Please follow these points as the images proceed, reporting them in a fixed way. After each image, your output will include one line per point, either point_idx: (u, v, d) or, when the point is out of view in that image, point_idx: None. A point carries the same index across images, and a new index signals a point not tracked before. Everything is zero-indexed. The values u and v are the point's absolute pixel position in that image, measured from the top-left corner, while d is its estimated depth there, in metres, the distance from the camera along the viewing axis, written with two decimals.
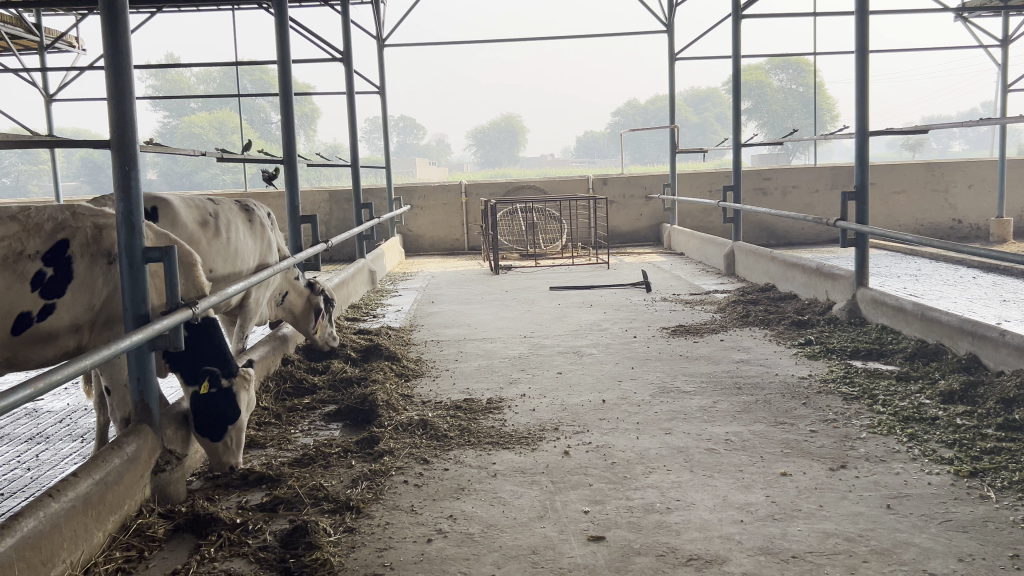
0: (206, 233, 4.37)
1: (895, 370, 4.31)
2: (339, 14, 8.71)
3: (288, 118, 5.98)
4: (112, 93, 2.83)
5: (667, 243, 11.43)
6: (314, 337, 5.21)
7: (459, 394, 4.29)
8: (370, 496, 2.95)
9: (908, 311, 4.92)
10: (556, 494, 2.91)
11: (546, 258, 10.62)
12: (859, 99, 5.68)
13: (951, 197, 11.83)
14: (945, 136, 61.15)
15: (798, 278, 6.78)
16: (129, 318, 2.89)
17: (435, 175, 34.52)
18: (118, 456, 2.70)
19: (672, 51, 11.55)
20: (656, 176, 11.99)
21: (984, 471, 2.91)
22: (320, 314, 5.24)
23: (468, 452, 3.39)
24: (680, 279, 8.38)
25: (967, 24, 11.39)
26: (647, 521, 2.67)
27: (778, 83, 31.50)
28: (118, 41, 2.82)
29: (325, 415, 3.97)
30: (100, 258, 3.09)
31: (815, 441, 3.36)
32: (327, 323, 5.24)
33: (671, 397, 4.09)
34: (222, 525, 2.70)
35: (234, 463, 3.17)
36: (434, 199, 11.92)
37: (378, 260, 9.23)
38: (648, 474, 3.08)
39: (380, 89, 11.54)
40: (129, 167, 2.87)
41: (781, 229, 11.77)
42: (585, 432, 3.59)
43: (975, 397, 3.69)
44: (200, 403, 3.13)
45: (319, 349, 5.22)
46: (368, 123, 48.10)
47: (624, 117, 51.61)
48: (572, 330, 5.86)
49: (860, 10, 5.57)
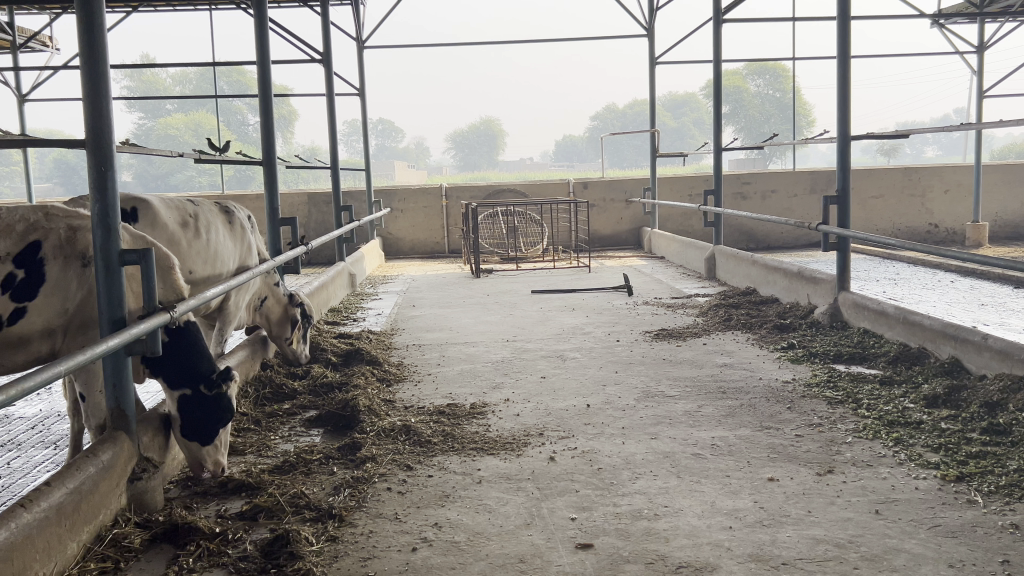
0: (186, 234, 4.29)
1: (878, 373, 4.32)
2: (319, 15, 8.63)
3: (268, 120, 5.90)
4: (87, 91, 2.76)
5: (647, 246, 11.44)
6: (286, 349, 5.06)
7: (442, 399, 4.23)
8: (353, 503, 2.89)
9: (890, 315, 4.93)
10: (542, 501, 2.88)
11: (526, 262, 10.59)
12: (841, 103, 5.70)
13: (928, 202, 11.94)
14: (919, 142, 61.94)
15: (779, 282, 6.79)
16: (104, 322, 2.82)
17: (414, 178, 34.40)
18: (93, 464, 2.63)
19: (652, 54, 11.58)
20: (636, 180, 12.00)
21: (970, 476, 2.91)
22: (296, 326, 5.09)
23: (452, 457, 3.35)
24: (661, 283, 8.38)
25: (943, 31, 11.52)
26: (636, 528, 2.63)
27: (756, 88, 31.72)
28: (95, 38, 2.75)
29: (306, 420, 3.91)
30: (75, 259, 3.00)
31: (801, 445, 3.35)
32: (301, 337, 5.10)
33: (656, 401, 4.07)
34: (201, 535, 2.64)
35: (220, 462, 3.16)
36: (414, 202, 11.86)
37: (358, 263, 9.16)
38: (634, 480, 3.05)
39: (359, 91, 11.47)
40: (104, 166, 2.80)
41: (760, 233, 11.84)
42: (570, 437, 3.56)
43: (959, 401, 3.70)
44: (189, 407, 3.11)
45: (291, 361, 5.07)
46: (346, 126, 47.93)
47: (602, 121, 51.80)
48: (554, 334, 5.83)
49: (842, 14, 5.59)
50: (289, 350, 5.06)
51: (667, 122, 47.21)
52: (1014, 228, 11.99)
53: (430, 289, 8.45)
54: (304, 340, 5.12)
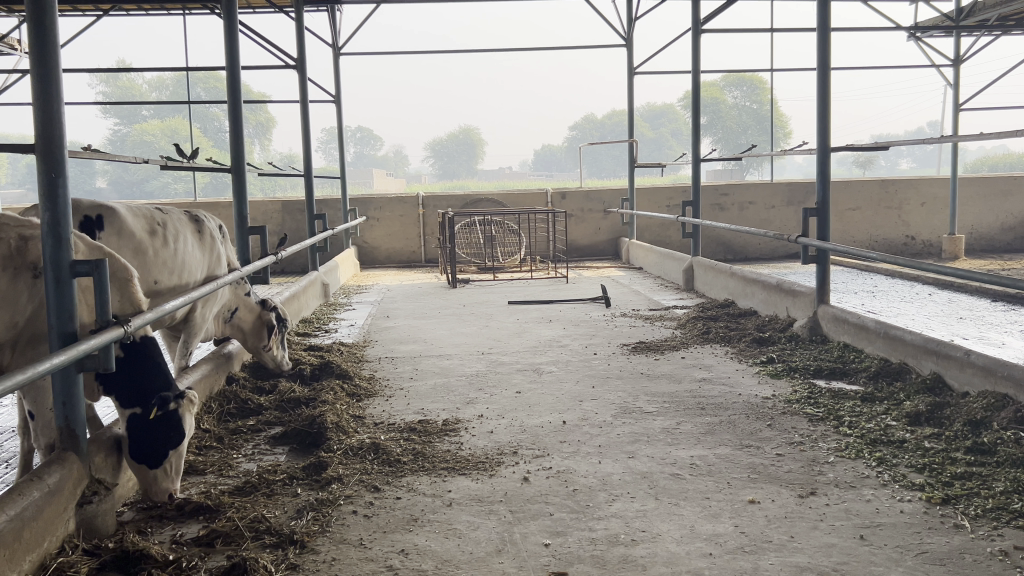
0: (154, 242, 4.14)
1: (859, 390, 4.24)
2: (293, 21, 8.48)
3: (236, 127, 5.73)
4: (37, 95, 2.61)
5: (625, 256, 11.38)
6: (266, 356, 4.93)
7: (414, 414, 4.10)
8: (316, 528, 2.76)
9: (871, 329, 4.86)
10: (515, 525, 2.75)
11: (504, 272, 10.48)
12: (821, 117, 5.65)
13: (905, 215, 11.98)
14: (894, 156, 62.76)
15: (758, 295, 6.72)
16: (53, 337, 2.67)
17: (393, 185, 34.13)
18: (38, 488, 2.47)
19: (630, 64, 11.53)
20: (615, 190, 11.92)
21: (956, 498, 2.82)
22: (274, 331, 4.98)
23: (422, 478, 3.22)
24: (640, 294, 8.29)
25: (919, 45, 11.57)
26: (611, 555, 2.51)
27: (732, 100, 31.85)
28: (46, 42, 2.61)
29: (271, 438, 3.76)
30: (25, 271, 2.83)
31: (782, 465, 3.25)
32: (279, 342, 4.96)
33: (633, 418, 3.96)
34: (153, 563, 2.49)
35: (172, 490, 2.96)
36: (390, 211, 11.73)
37: (332, 272, 9.01)
38: (611, 502, 2.93)
39: (335, 98, 11.34)
40: (55, 173, 2.66)
41: (737, 244, 11.84)
42: (545, 456, 3.44)
43: (942, 419, 3.63)
44: (138, 427, 2.96)
45: (274, 369, 4.94)
46: (324, 134, 47.60)
47: (581, 132, 51.98)
48: (530, 347, 5.71)
49: (822, 26, 5.54)
50: (267, 358, 4.92)
51: (644, 133, 47.46)
52: (989, 240, 12.04)
53: (405, 300, 8.31)
54: (282, 344, 4.98)
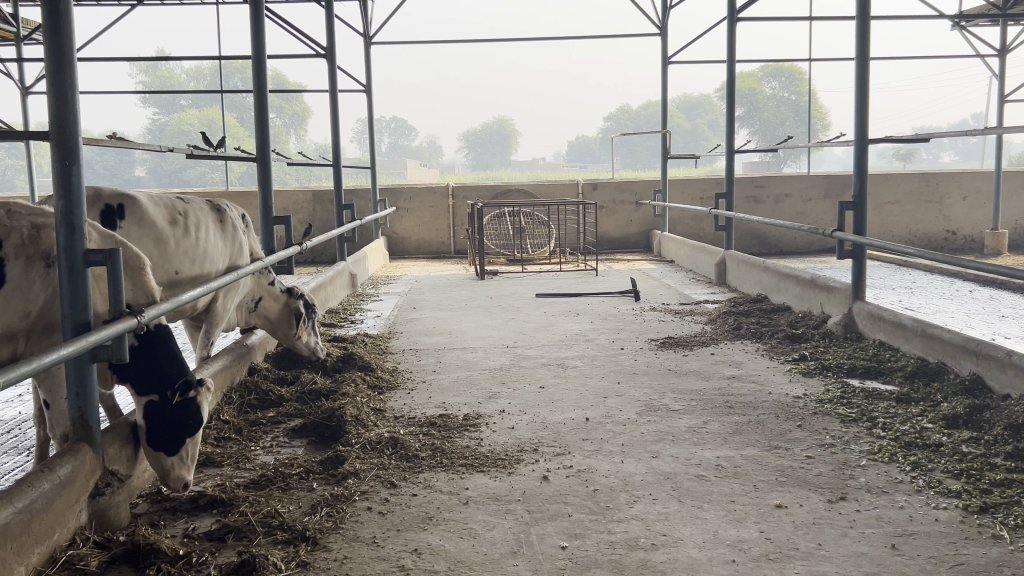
0: (174, 232, 4.12)
1: (894, 390, 4.10)
2: (322, 9, 8.43)
3: (262, 116, 5.68)
4: (51, 82, 2.57)
5: (657, 250, 11.24)
6: (296, 344, 4.95)
7: (434, 409, 4.04)
8: (328, 524, 2.71)
9: (907, 327, 4.70)
10: (532, 527, 2.67)
11: (533, 264, 10.40)
12: (860, 108, 5.46)
13: (946, 208, 11.67)
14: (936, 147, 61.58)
15: (792, 290, 6.56)
16: (67, 326, 2.63)
17: (427, 177, 34.15)
18: (49, 479, 2.44)
19: (664, 53, 11.35)
20: (647, 182, 11.76)
21: (995, 507, 2.69)
22: (302, 319, 4.97)
23: (440, 474, 3.15)
24: (670, 288, 8.17)
25: (964, 33, 11.22)
26: (630, 560, 2.43)
27: (771, 91, 31.42)
28: (61, 31, 2.56)
29: (289, 430, 3.72)
30: (37, 259, 2.81)
31: (812, 467, 3.14)
32: (308, 329, 4.97)
33: (659, 416, 3.87)
34: (164, 557, 2.45)
35: (188, 479, 2.92)
36: (420, 201, 11.68)
37: (360, 264, 8.98)
38: (632, 504, 2.84)
39: (365, 87, 11.30)
40: (69, 161, 2.62)
41: (772, 238, 11.65)
42: (566, 454, 3.35)
43: (981, 422, 3.48)
44: (154, 416, 2.91)
45: (302, 357, 4.96)
46: (360, 124, 47.82)
47: (616, 123, 51.68)
48: (556, 341, 5.62)
49: (861, 14, 5.35)
50: (300, 346, 4.95)
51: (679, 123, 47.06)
52: None
53: (433, 291, 8.25)
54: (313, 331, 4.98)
